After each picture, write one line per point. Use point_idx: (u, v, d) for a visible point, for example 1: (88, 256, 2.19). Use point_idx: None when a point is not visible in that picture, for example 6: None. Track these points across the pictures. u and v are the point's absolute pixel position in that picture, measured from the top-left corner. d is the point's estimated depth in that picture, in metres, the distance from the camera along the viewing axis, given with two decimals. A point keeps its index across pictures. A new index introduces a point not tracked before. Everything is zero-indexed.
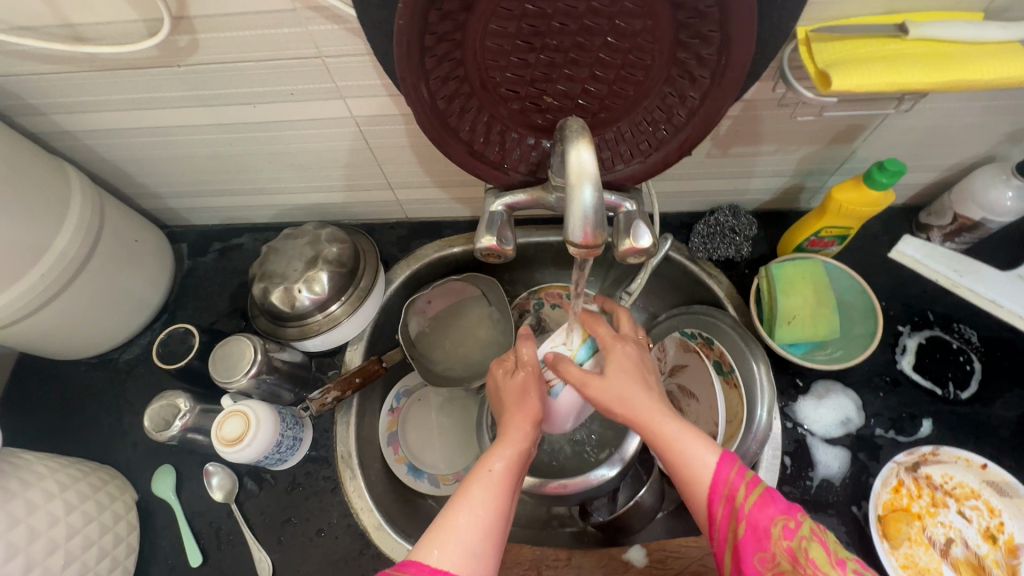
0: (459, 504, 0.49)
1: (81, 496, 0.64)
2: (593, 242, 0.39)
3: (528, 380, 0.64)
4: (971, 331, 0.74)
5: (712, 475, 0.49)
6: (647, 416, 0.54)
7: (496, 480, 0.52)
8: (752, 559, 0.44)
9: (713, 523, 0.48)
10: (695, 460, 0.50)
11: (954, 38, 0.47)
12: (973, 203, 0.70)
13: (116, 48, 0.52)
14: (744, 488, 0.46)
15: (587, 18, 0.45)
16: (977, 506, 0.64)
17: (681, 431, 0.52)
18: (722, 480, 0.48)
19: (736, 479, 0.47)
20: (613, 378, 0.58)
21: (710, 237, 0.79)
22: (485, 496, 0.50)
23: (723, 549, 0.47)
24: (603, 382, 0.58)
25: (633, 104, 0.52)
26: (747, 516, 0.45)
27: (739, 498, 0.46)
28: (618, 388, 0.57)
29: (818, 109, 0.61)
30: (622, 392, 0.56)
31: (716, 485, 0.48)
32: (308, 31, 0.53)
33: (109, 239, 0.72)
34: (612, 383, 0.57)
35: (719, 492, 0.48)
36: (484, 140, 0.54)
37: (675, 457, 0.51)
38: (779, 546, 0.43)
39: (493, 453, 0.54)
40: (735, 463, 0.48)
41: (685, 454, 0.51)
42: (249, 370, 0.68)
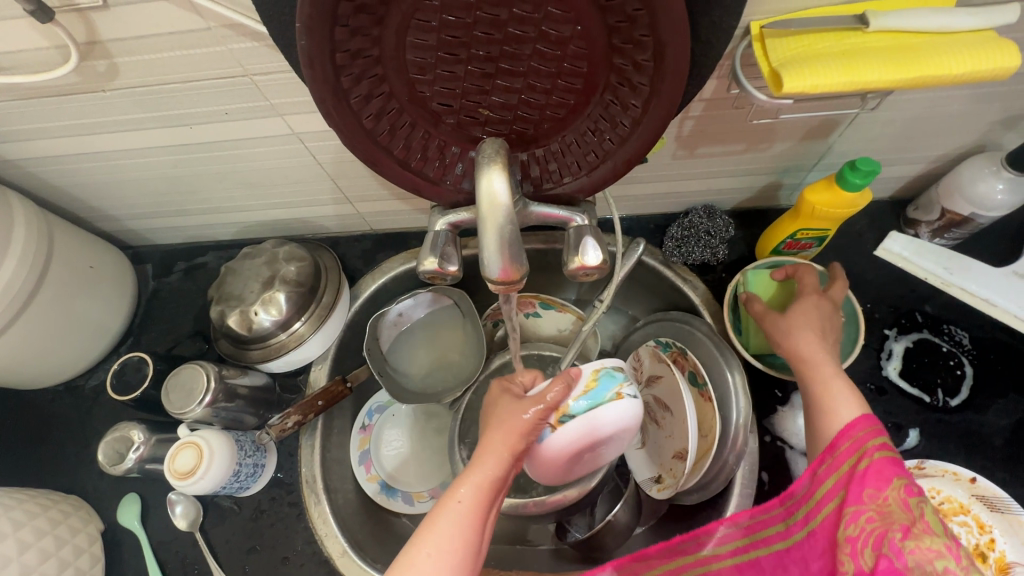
0: (426, 538, 0.47)
1: (38, 533, 0.64)
2: (512, 278, 0.36)
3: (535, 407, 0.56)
4: (962, 333, 0.69)
5: (854, 415, 0.50)
6: (812, 359, 0.56)
7: (467, 512, 0.49)
8: (862, 488, 0.43)
9: (830, 451, 0.48)
10: (842, 405, 0.51)
11: (921, 29, 0.42)
12: (961, 197, 0.66)
13: (28, 77, 0.50)
14: (884, 442, 0.45)
15: (512, 26, 0.42)
16: (967, 523, 0.60)
17: (835, 375, 0.54)
18: (862, 426, 0.47)
19: (869, 436, 0.46)
20: (794, 321, 0.59)
21: (683, 241, 0.76)
22: (455, 530, 0.47)
23: (825, 475, 0.47)
24: (801, 317, 0.59)
25: (576, 113, 0.48)
26: (876, 460, 0.44)
27: (868, 448, 0.45)
28: (793, 324, 0.59)
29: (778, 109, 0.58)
30: (797, 334, 0.58)
31: (847, 429, 0.48)
32: (230, 49, 0.50)
33: (60, 268, 0.70)
34: (795, 319, 0.59)
35: (848, 433, 0.47)
36: (421, 157, 0.51)
37: (823, 393, 0.53)
38: (897, 493, 0.41)
39: (464, 479, 0.51)
40: (874, 424, 0.47)
41: (834, 391, 0.52)
42: (203, 398, 0.67)
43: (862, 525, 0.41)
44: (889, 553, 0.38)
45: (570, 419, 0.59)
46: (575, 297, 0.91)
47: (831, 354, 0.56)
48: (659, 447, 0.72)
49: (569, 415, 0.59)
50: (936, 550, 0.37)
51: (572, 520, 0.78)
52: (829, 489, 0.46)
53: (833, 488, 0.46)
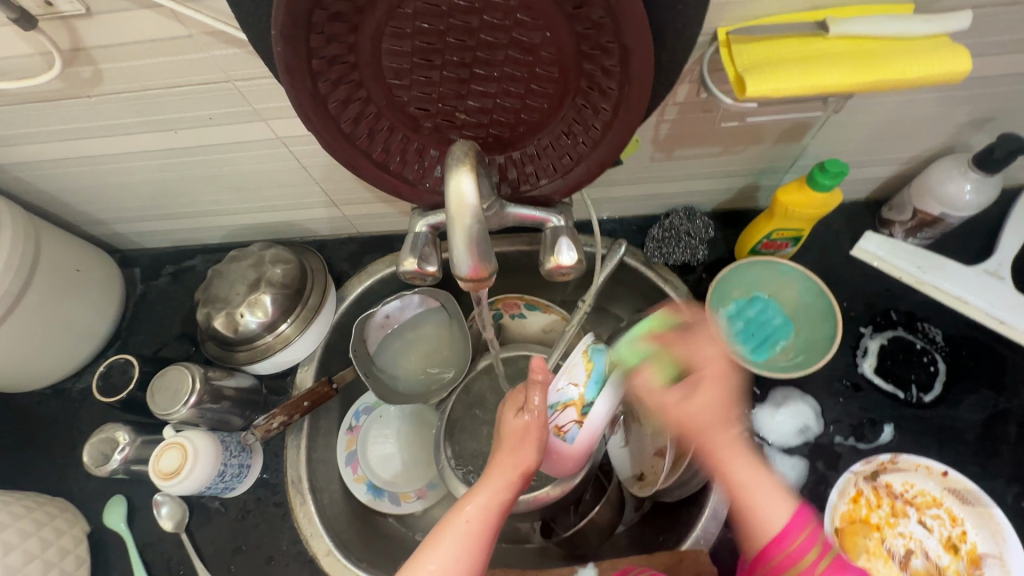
0: (430, 554, 0.49)
1: (22, 534, 0.64)
2: (481, 276, 0.38)
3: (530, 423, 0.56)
4: (936, 330, 0.71)
5: (785, 521, 0.47)
6: (731, 453, 0.51)
7: (470, 531, 0.50)
8: None
9: (763, 561, 0.48)
10: (766, 503, 0.48)
11: (878, 34, 0.44)
12: (931, 197, 0.67)
13: (14, 83, 0.51)
14: (817, 555, 0.46)
15: (483, 33, 0.43)
16: (939, 515, 0.62)
17: (758, 479, 0.49)
18: (793, 537, 0.47)
19: (807, 542, 0.46)
20: (715, 403, 0.52)
21: (664, 241, 0.77)
22: (457, 549, 0.49)
23: None
24: (708, 402, 0.53)
25: (549, 117, 0.49)
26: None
27: (809, 557, 0.46)
28: (707, 402, 0.53)
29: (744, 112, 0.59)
30: (715, 428, 0.52)
31: (782, 537, 0.47)
32: (212, 56, 0.51)
33: (47, 271, 0.70)
34: (710, 396, 0.53)
35: (786, 543, 0.46)
36: (400, 160, 0.52)
37: (745, 497, 0.49)
38: None
39: (470, 496, 0.53)
40: (810, 523, 0.47)
41: (747, 485, 0.49)
42: (187, 400, 0.67)
43: None
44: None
45: (591, 408, 0.60)
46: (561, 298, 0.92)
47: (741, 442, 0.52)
48: (641, 443, 0.73)
49: (588, 404, 0.60)
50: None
51: (556, 518, 0.78)
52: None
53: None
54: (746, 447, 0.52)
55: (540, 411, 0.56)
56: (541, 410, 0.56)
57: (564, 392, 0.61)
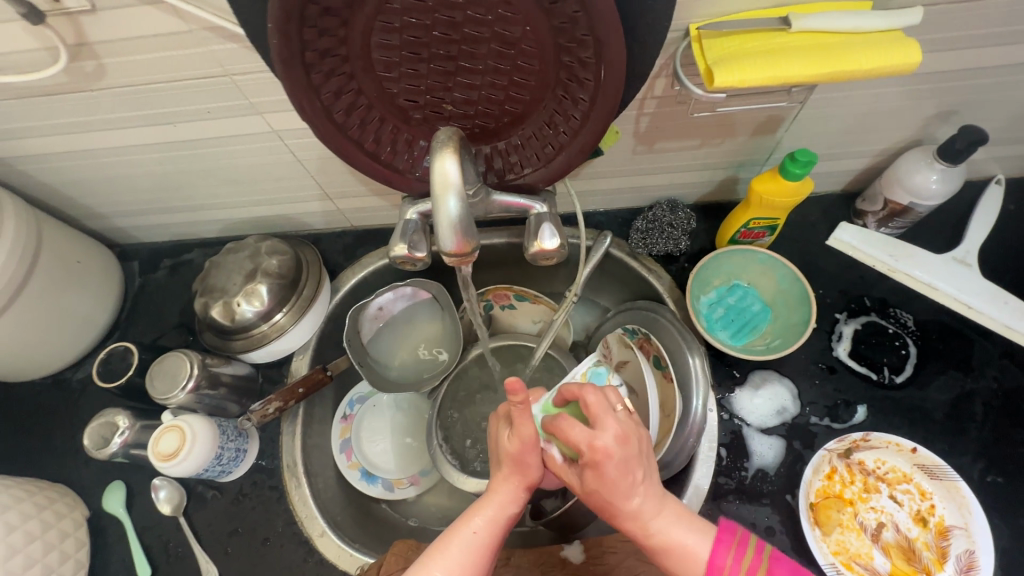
0: (435, 561, 0.49)
1: (24, 516, 0.66)
2: (464, 250, 0.40)
3: (523, 442, 0.53)
4: (907, 315, 0.74)
5: (710, 554, 0.46)
6: (641, 520, 0.47)
7: (475, 543, 0.50)
8: None
9: None
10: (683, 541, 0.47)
11: (836, 29, 0.47)
12: (900, 187, 0.70)
13: (20, 77, 0.53)
14: (746, 567, 0.45)
15: (467, 27, 0.46)
16: (909, 489, 0.65)
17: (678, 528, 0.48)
18: (719, 564, 0.46)
19: (733, 561, 0.46)
20: (607, 485, 0.47)
21: (648, 232, 0.80)
22: (462, 560, 0.49)
23: None
24: (606, 480, 0.47)
25: (532, 108, 0.52)
26: None
27: (740, 572, 0.46)
28: (618, 479, 0.47)
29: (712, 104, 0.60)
30: (624, 504, 0.47)
31: (710, 568, 0.46)
32: (211, 51, 0.54)
33: (49, 262, 0.72)
34: (620, 473, 0.47)
35: (716, 574, 0.46)
36: (391, 150, 0.55)
37: (671, 554, 0.47)
38: None
39: (476, 509, 0.52)
40: (734, 538, 0.47)
41: (665, 541, 0.47)
42: (187, 384, 0.70)
43: None
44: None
45: None
46: (550, 289, 0.95)
47: (654, 501, 0.48)
48: None
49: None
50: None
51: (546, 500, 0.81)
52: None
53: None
54: (655, 500, 0.48)
55: (534, 430, 0.52)
56: (533, 429, 0.53)
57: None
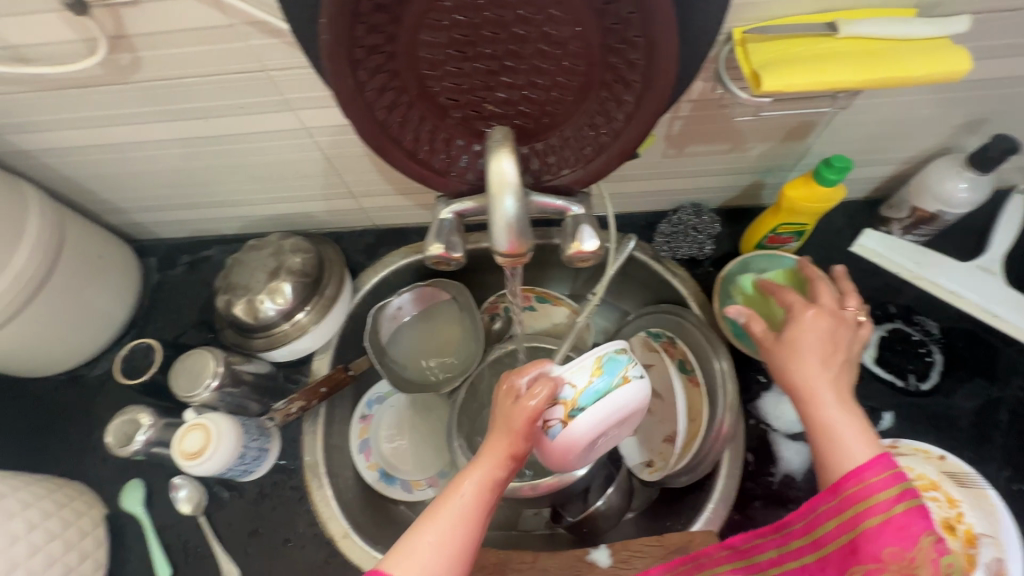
0: (427, 526, 0.49)
1: (44, 513, 0.65)
2: (518, 250, 0.40)
3: (523, 414, 0.52)
4: (932, 323, 0.74)
5: (870, 465, 0.48)
6: (821, 394, 0.52)
7: (467, 509, 0.50)
8: (881, 545, 0.47)
9: (835, 493, 0.49)
10: (851, 441, 0.50)
11: (885, 35, 0.47)
12: (929, 195, 0.70)
13: (57, 68, 0.53)
14: (895, 495, 0.47)
15: (517, 27, 0.46)
16: (937, 497, 0.64)
17: (852, 421, 0.51)
18: (870, 471, 0.48)
19: (888, 483, 0.48)
20: (795, 351, 0.54)
21: (672, 236, 0.80)
22: (453, 526, 0.49)
23: (830, 513, 0.50)
24: (801, 336, 0.55)
25: (573, 109, 0.52)
26: (898, 515, 0.47)
27: (882, 498, 0.47)
28: (806, 338, 0.55)
29: (754, 109, 0.59)
30: (803, 369, 0.53)
31: (860, 472, 0.48)
32: (250, 46, 0.54)
33: (71, 255, 0.72)
34: (807, 335, 0.55)
35: (862, 480, 0.48)
36: (429, 149, 0.54)
37: (836, 442, 0.50)
38: (920, 553, 0.46)
39: (470, 472, 0.52)
40: (891, 471, 0.48)
41: (841, 423, 0.51)
42: (210, 383, 0.69)
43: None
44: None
45: (581, 413, 0.55)
46: (570, 292, 0.95)
47: (838, 385, 0.53)
48: (651, 431, 0.76)
49: (579, 408, 0.55)
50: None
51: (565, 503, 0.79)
52: (838, 525, 0.50)
53: (841, 525, 0.50)
54: (843, 391, 0.52)
55: (539, 402, 0.52)
56: (539, 400, 0.52)
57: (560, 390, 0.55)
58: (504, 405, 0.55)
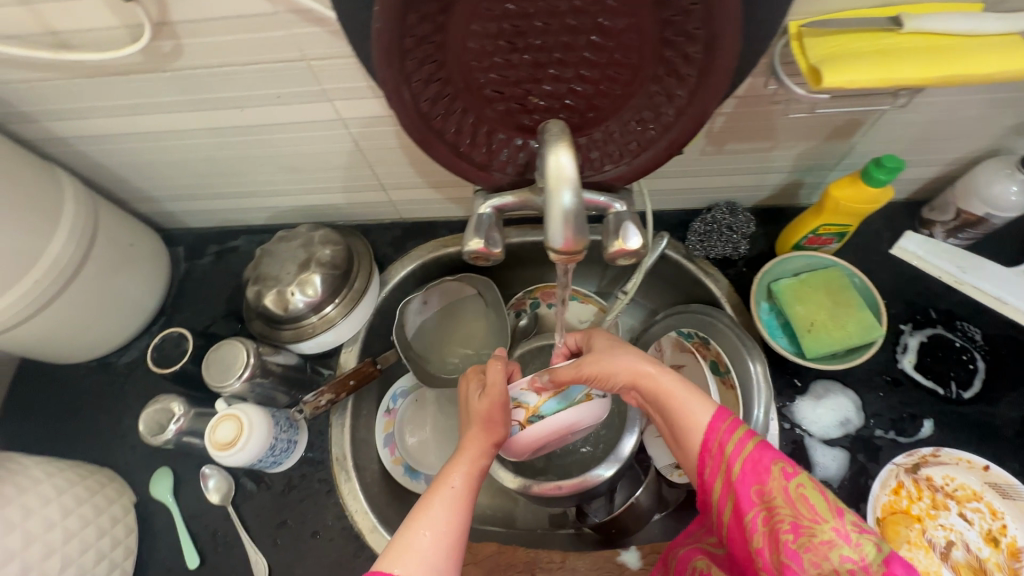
0: (420, 520, 0.48)
1: (78, 499, 0.65)
2: (573, 249, 0.39)
3: (492, 403, 0.59)
4: (975, 329, 0.72)
5: (708, 417, 0.50)
6: (651, 381, 0.56)
7: (458, 496, 0.50)
8: (749, 490, 0.46)
9: (705, 454, 0.49)
10: (692, 407, 0.52)
11: (952, 31, 0.46)
12: (976, 198, 0.68)
13: (99, 54, 0.52)
14: (738, 438, 0.47)
15: (570, 17, 0.45)
16: (979, 508, 0.63)
17: (682, 383, 0.54)
18: (714, 429, 0.49)
19: (727, 433, 0.48)
20: (605, 352, 0.60)
21: (706, 235, 0.78)
22: (448, 515, 0.48)
23: (710, 480, 0.49)
24: (601, 359, 0.59)
25: (620, 104, 0.51)
26: (746, 457, 0.46)
27: (730, 447, 0.47)
28: (610, 360, 0.59)
29: (810, 105, 0.60)
30: (621, 357, 0.59)
31: (707, 434, 0.49)
32: (293, 34, 0.53)
33: (104, 243, 0.72)
34: (610, 353, 0.59)
35: (709, 439, 0.49)
36: (470, 142, 0.53)
37: (678, 407, 0.53)
38: (778, 486, 0.44)
39: (454, 467, 0.53)
40: (730, 418, 0.49)
41: (680, 401, 0.53)
42: (242, 373, 0.69)
43: (763, 530, 0.45)
44: (794, 566, 0.42)
45: (541, 420, 0.60)
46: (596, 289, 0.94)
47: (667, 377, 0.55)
48: None
49: (539, 415, 0.60)
50: (829, 542, 0.41)
51: (592, 504, 0.79)
52: (719, 492, 0.48)
53: (722, 491, 0.48)
54: (672, 373, 0.56)
55: (504, 392, 0.59)
56: (503, 392, 0.60)
57: (521, 395, 0.60)
58: (472, 402, 0.61)
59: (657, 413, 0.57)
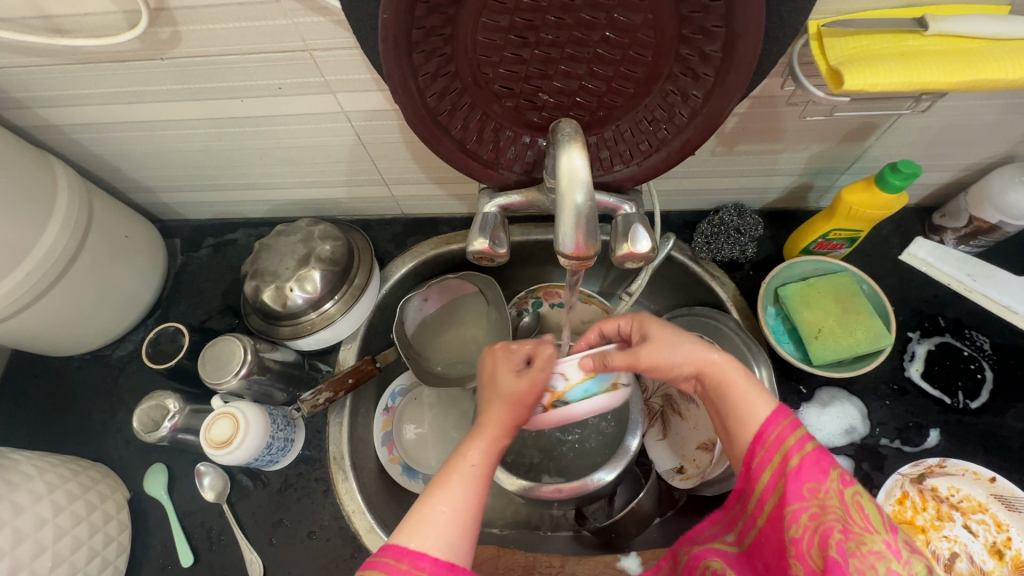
0: (439, 493, 0.46)
1: (70, 496, 0.64)
2: (584, 254, 0.38)
3: (524, 384, 0.52)
4: (983, 338, 0.71)
5: (767, 415, 0.49)
6: (711, 370, 0.53)
7: (479, 471, 0.48)
8: (801, 485, 0.45)
9: (758, 443, 0.48)
10: (753, 401, 0.50)
11: (978, 35, 0.44)
12: (990, 205, 0.67)
13: (94, 40, 0.51)
14: (799, 437, 0.46)
15: (584, 12, 0.43)
16: (984, 520, 0.63)
17: (746, 379, 0.52)
18: (773, 425, 0.48)
19: (787, 429, 0.47)
20: (661, 341, 0.55)
21: (714, 237, 0.76)
22: (467, 493, 0.46)
23: (760, 470, 0.48)
24: (656, 350, 0.55)
25: (633, 102, 0.49)
26: (804, 455, 0.45)
27: (790, 442, 0.46)
28: (667, 351, 0.55)
29: (829, 109, 0.59)
30: (680, 347, 0.55)
31: (765, 428, 0.48)
32: (295, 23, 0.51)
33: (98, 234, 0.70)
34: (666, 343, 0.55)
35: (767, 433, 0.47)
36: (477, 139, 0.51)
37: (736, 400, 0.51)
38: (834, 488, 0.43)
39: (477, 438, 0.50)
40: (791, 417, 0.48)
41: (743, 394, 0.51)
42: (239, 370, 0.67)
43: (806, 524, 0.44)
44: (838, 566, 0.40)
45: (564, 404, 0.54)
46: (599, 289, 0.92)
47: (730, 367, 0.53)
48: (682, 437, 0.74)
49: (563, 400, 0.54)
50: (879, 553, 0.40)
51: (591, 508, 0.78)
52: (766, 482, 0.47)
53: (769, 482, 0.47)
54: (737, 364, 0.53)
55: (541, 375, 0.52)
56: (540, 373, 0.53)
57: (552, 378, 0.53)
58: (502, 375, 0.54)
59: (710, 404, 0.55)
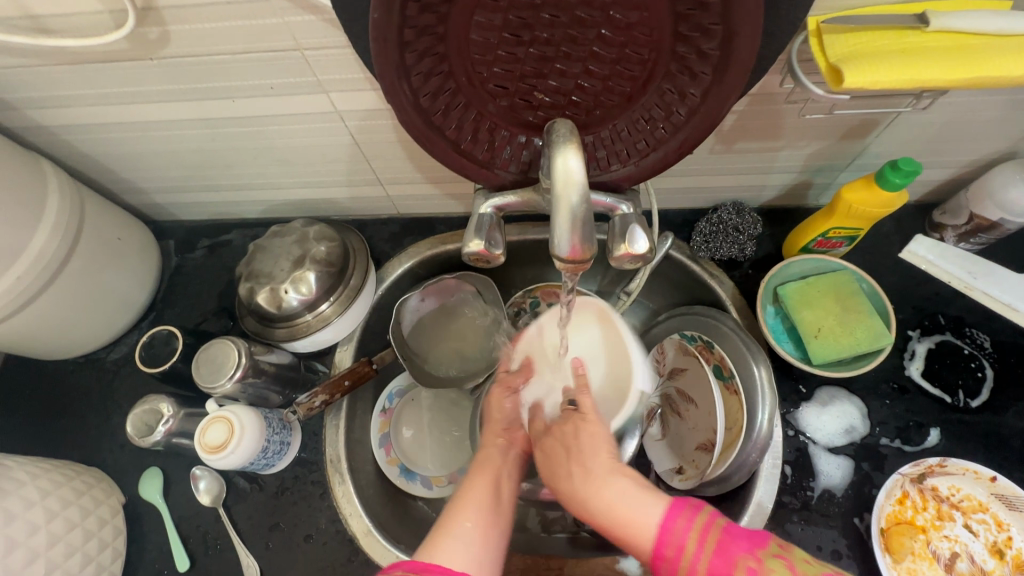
0: (459, 514, 0.50)
1: (63, 502, 0.63)
2: (580, 258, 0.37)
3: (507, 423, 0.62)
4: (984, 336, 0.70)
5: (653, 529, 0.42)
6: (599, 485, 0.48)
7: (488, 496, 0.52)
8: None
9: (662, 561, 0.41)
10: (631, 514, 0.44)
11: (980, 30, 0.43)
12: (990, 202, 0.66)
13: (80, 41, 0.50)
14: (696, 536, 0.40)
15: (579, 10, 0.42)
16: (985, 520, 0.62)
17: (623, 490, 0.46)
18: (666, 534, 0.41)
19: (683, 534, 0.40)
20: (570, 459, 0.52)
21: (713, 235, 0.75)
22: (483, 513, 0.50)
23: None
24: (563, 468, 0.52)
25: (630, 100, 0.48)
26: (711, 559, 0.39)
27: (691, 548, 0.40)
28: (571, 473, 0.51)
29: (829, 105, 0.58)
30: (582, 465, 0.51)
31: (660, 540, 0.41)
32: (285, 22, 0.50)
33: (89, 236, 0.69)
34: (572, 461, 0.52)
35: (665, 543, 0.41)
36: (472, 139, 0.51)
37: (620, 520, 0.45)
38: None
39: (481, 470, 0.56)
40: (680, 516, 0.41)
41: (625, 507, 0.45)
42: (233, 374, 0.67)
43: None
44: None
45: None
46: (597, 289, 0.92)
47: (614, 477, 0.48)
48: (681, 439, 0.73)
49: None
50: None
51: None
52: None
53: None
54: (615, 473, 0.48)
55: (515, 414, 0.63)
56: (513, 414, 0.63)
57: None
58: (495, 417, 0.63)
59: None
